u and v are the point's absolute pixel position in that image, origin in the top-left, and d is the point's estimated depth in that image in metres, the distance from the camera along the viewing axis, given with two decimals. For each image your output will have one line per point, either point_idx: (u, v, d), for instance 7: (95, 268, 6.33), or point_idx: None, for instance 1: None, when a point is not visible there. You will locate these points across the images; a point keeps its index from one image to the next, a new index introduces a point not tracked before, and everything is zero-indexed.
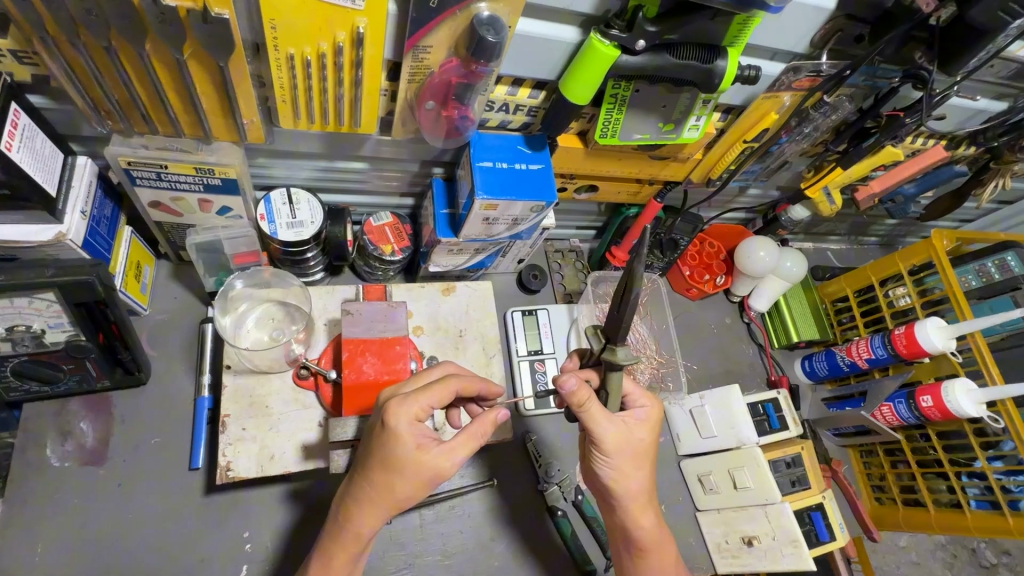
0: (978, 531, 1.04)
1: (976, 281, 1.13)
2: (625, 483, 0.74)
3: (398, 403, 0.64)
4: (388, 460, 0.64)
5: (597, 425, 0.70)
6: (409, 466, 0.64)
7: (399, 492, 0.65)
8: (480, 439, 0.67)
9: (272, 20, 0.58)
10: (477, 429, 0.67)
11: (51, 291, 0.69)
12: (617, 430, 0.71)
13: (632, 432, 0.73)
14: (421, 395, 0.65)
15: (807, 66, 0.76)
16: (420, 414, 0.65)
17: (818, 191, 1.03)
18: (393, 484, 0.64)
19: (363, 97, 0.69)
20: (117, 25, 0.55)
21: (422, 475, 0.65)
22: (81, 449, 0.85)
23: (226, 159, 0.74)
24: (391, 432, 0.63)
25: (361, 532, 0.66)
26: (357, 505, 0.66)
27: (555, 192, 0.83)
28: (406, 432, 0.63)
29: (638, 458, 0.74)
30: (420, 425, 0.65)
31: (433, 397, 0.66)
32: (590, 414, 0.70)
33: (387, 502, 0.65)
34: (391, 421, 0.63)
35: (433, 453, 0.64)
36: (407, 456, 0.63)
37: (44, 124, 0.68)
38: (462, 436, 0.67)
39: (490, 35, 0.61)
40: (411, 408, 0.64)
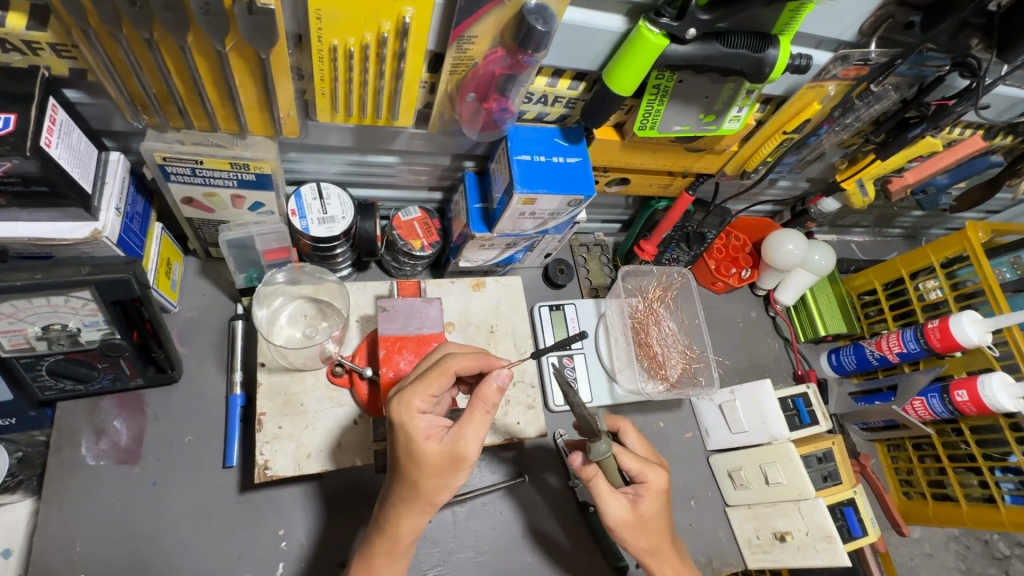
0: (1012, 526, 1.03)
1: (1010, 274, 1.13)
2: (639, 548, 0.75)
3: (399, 398, 0.63)
4: (404, 458, 0.63)
5: (604, 503, 0.72)
6: (427, 459, 0.62)
7: (425, 487, 0.63)
8: (486, 410, 0.63)
9: (317, 11, 0.56)
10: (480, 402, 0.63)
11: (88, 289, 0.68)
12: (626, 510, 0.72)
13: (642, 507, 0.73)
14: (419, 385, 0.64)
15: (855, 55, 0.74)
16: (422, 405, 0.63)
17: (851, 182, 1.04)
18: (416, 479, 0.63)
19: (403, 89, 0.68)
20: (160, 17, 0.54)
21: (440, 464, 0.62)
22: (116, 448, 0.84)
23: (262, 154, 0.73)
24: (400, 431, 0.62)
25: (400, 531, 0.65)
26: (392, 508, 0.65)
27: (592, 185, 0.81)
28: (412, 424, 0.62)
29: (651, 524, 0.73)
30: (425, 415, 0.63)
31: (432, 383, 0.64)
32: (596, 490, 0.72)
33: (419, 498, 0.64)
34: (397, 417, 0.63)
35: (445, 440, 0.62)
36: (420, 451, 0.62)
37: (80, 119, 0.67)
38: (471, 414, 0.63)
39: (539, 24, 0.59)
40: (411, 399, 0.63)
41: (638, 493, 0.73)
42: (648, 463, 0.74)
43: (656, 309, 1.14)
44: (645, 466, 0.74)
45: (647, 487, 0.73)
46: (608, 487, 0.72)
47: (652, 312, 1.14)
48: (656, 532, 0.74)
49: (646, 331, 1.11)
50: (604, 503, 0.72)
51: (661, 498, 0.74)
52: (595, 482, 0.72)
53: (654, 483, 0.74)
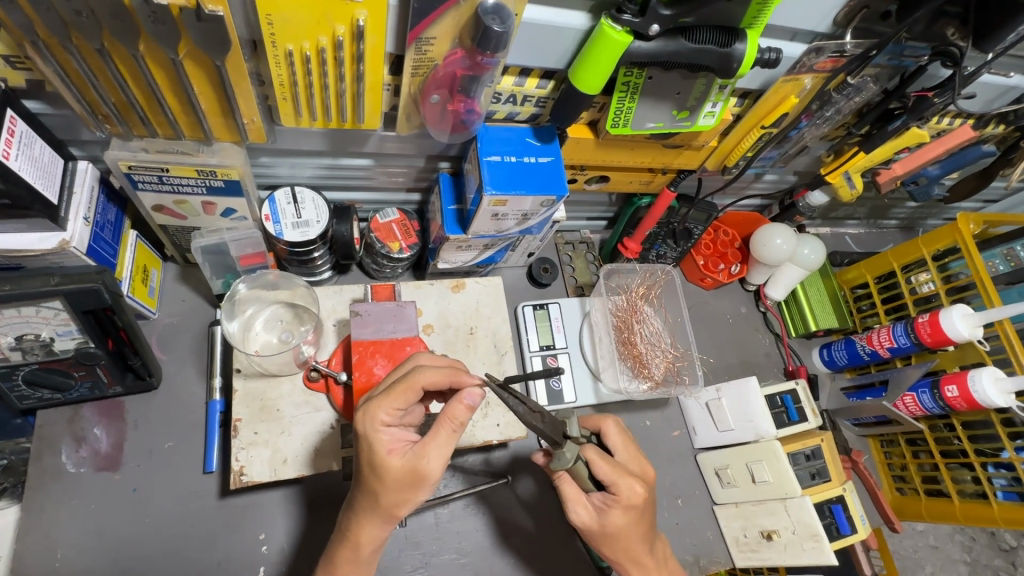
0: (1004, 523, 1.01)
1: (1003, 266, 1.10)
2: (612, 552, 0.74)
3: (364, 410, 0.63)
4: (367, 471, 0.63)
5: (568, 506, 0.72)
6: (388, 472, 0.62)
7: (386, 501, 0.63)
8: (453, 427, 0.62)
9: (268, 16, 0.56)
10: (447, 420, 0.62)
11: (57, 299, 0.68)
12: (592, 516, 0.72)
13: (610, 516, 0.71)
14: (385, 398, 0.63)
15: (829, 46, 0.72)
16: (386, 419, 0.63)
17: (838, 176, 1.00)
18: (378, 493, 0.62)
19: (366, 93, 0.67)
20: (108, 26, 0.53)
21: (403, 479, 0.62)
22: (96, 455, 0.85)
23: (228, 160, 0.72)
24: (362, 443, 0.62)
25: (362, 541, 0.65)
26: (355, 517, 0.65)
27: (565, 184, 0.80)
28: (375, 437, 0.62)
29: (620, 533, 0.71)
30: (391, 429, 0.63)
31: (397, 397, 0.63)
32: (562, 494, 0.73)
33: (381, 511, 0.63)
34: (361, 428, 0.62)
35: (408, 455, 0.62)
36: (382, 465, 0.62)
37: (42, 129, 0.67)
38: (437, 431, 0.62)
39: (495, 24, 0.58)
40: (376, 412, 0.62)
41: (606, 502, 0.71)
42: (621, 474, 0.70)
43: (640, 306, 1.13)
44: (617, 476, 0.70)
45: (616, 499, 0.70)
46: (574, 490, 0.72)
47: (635, 310, 1.13)
48: (626, 542, 0.72)
49: (630, 330, 1.11)
50: (569, 507, 0.72)
51: (634, 511, 0.70)
52: (561, 483, 0.73)
53: (625, 496, 0.70)
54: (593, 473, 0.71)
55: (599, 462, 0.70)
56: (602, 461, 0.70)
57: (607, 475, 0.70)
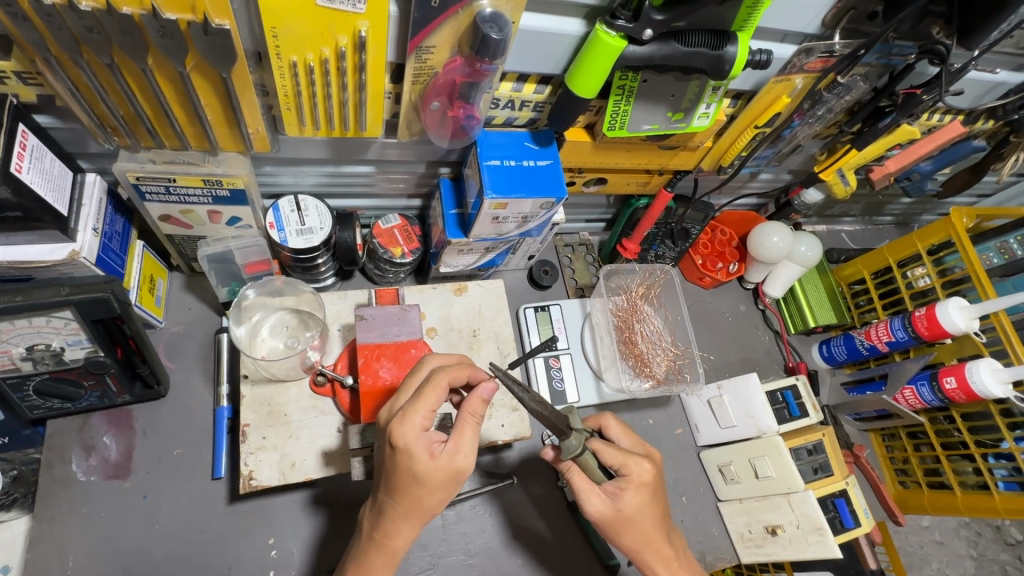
0: (1007, 513, 1.02)
1: (998, 259, 1.11)
2: (630, 543, 0.74)
3: (402, 419, 0.63)
4: (406, 477, 0.62)
5: (583, 500, 0.72)
6: (429, 477, 0.62)
7: (428, 502, 0.64)
8: (475, 421, 0.64)
9: (273, 28, 0.57)
10: (467, 415, 0.64)
11: (67, 309, 0.70)
12: (606, 505, 0.72)
13: (624, 501, 0.72)
14: (419, 402, 0.63)
15: (819, 47, 0.74)
16: (425, 424, 0.63)
17: (831, 174, 1.02)
18: (419, 496, 0.63)
19: (368, 101, 0.69)
20: (118, 42, 0.55)
21: (443, 481, 0.63)
22: (106, 463, 0.86)
23: (233, 170, 0.74)
24: (403, 452, 0.62)
25: (398, 544, 0.66)
26: (391, 523, 0.65)
27: (564, 187, 0.81)
28: (416, 445, 0.62)
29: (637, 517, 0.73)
30: (427, 433, 0.63)
31: (430, 398, 0.64)
32: (574, 487, 0.72)
33: (419, 512, 0.65)
34: (401, 438, 0.62)
35: (450, 457, 0.63)
36: (424, 470, 0.62)
37: (52, 143, 0.68)
38: (469, 430, 0.65)
39: (494, 32, 0.59)
40: (417, 419, 0.62)
41: (620, 487, 0.72)
42: (630, 455, 0.73)
43: (641, 306, 1.15)
44: (625, 459, 0.73)
45: (629, 481, 0.72)
46: (587, 484, 0.72)
47: (635, 309, 1.14)
48: (641, 528, 0.73)
49: (631, 329, 1.12)
50: (583, 500, 0.72)
51: (647, 491, 0.73)
52: (571, 476, 0.73)
53: (636, 474, 0.72)
54: (604, 460, 0.73)
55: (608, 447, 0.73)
56: (609, 447, 0.73)
57: (613, 459, 0.73)
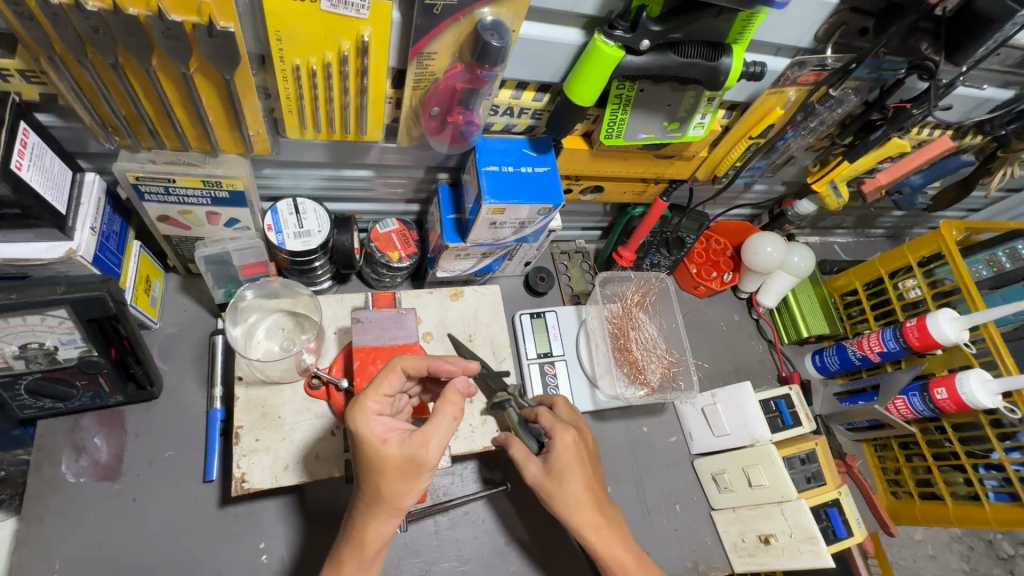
0: (998, 524, 1.02)
1: (987, 271, 1.11)
2: (565, 505, 0.76)
3: (354, 405, 0.65)
4: (365, 464, 0.64)
5: (521, 465, 0.80)
6: (385, 463, 0.63)
7: (389, 493, 0.63)
8: (450, 416, 0.66)
9: (277, 32, 0.58)
10: (444, 408, 0.66)
11: (63, 308, 0.69)
12: (538, 470, 0.78)
13: (554, 465, 0.77)
14: (374, 390, 0.66)
15: (812, 60, 0.76)
16: (379, 411, 0.66)
17: (824, 185, 1.04)
18: (379, 485, 0.63)
19: (369, 105, 0.69)
20: (123, 42, 0.55)
21: (402, 468, 0.63)
22: (96, 465, 0.85)
23: (233, 171, 0.74)
24: (357, 437, 0.64)
25: (368, 538, 0.65)
26: (359, 515, 0.65)
27: (561, 193, 0.82)
28: (370, 428, 0.64)
29: (570, 475, 0.77)
30: (382, 418, 0.66)
31: (383, 385, 0.67)
32: (513, 454, 0.81)
33: (385, 504, 0.64)
34: (354, 422, 0.64)
35: (404, 442, 0.64)
36: (378, 455, 0.63)
37: (53, 142, 0.69)
38: (431, 416, 0.65)
39: (494, 40, 0.61)
40: (368, 405, 0.65)
41: (552, 450, 0.78)
42: (557, 422, 0.80)
43: (636, 313, 1.15)
44: (554, 422, 0.80)
45: (558, 441, 0.79)
46: (523, 449, 0.80)
47: (630, 316, 1.15)
48: (571, 494, 0.76)
49: (626, 336, 1.12)
50: (520, 465, 0.79)
51: (577, 452, 0.78)
52: (509, 444, 0.82)
53: (559, 441, 0.78)
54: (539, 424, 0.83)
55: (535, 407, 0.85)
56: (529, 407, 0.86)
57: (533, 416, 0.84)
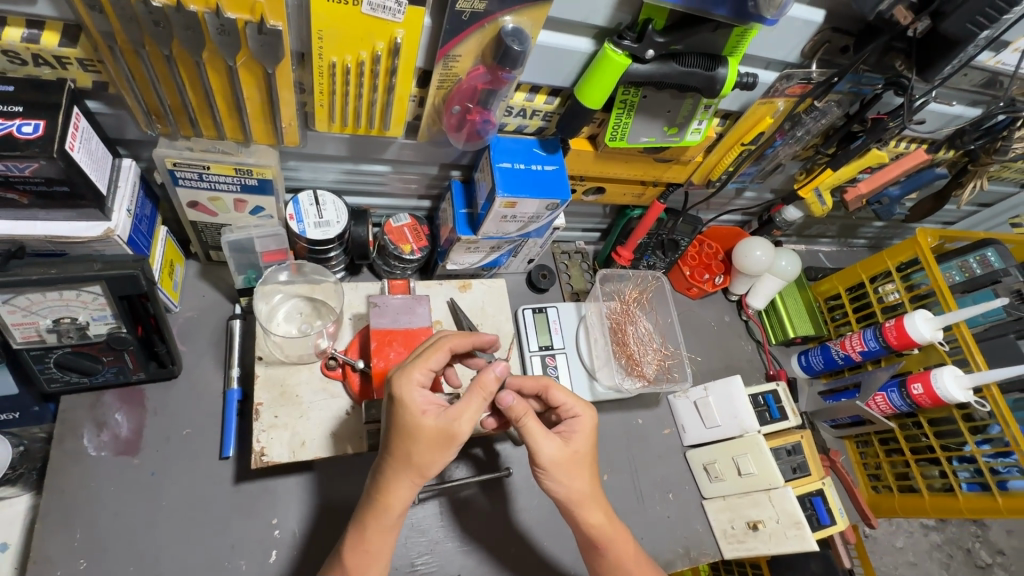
0: (970, 512, 1.09)
1: (959, 276, 1.20)
2: (574, 491, 0.78)
3: (400, 373, 0.69)
4: (401, 430, 0.68)
5: (538, 442, 0.76)
6: (421, 432, 0.67)
7: (419, 461, 0.68)
8: (483, 397, 0.70)
9: (319, 32, 0.64)
10: (478, 390, 0.70)
11: (99, 283, 0.74)
12: (559, 448, 0.77)
13: (575, 443, 0.79)
14: (417, 363, 0.70)
15: (799, 74, 0.84)
16: (420, 383, 0.70)
17: (810, 191, 1.12)
18: (411, 453, 0.68)
19: (395, 101, 0.75)
20: (180, 36, 0.61)
21: (436, 439, 0.67)
22: (116, 440, 0.88)
23: (263, 160, 0.79)
24: (400, 404, 0.68)
25: (392, 503, 0.69)
26: (384, 478, 0.69)
27: (568, 191, 0.88)
28: (413, 397, 0.68)
29: (585, 461, 0.79)
30: (423, 390, 0.70)
31: (429, 359, 0.71)
32: (528, 431, 0.76)
33: (412, 470, 0.68)
34: (398, 389, 0.68)
35: (441, 415, 0.68)
36: (416, 424, 0.67)
37: (98, 127, 0.73)
38: (466, 397, 0.70)
39: (515, 45, 0.67)
40: (415, 375, 0.69)
41: (569, 431, 0.80)
42: (580, 402, 0.81)
43: (633, 310, 1.21)
44: (576, 402, 0.81)
45: (578, 422, 0.80)
46: (540, 427, 0.77)
47: (628, 313, 1.20)
48: (586, 472, 0.79)
49: (624, 331, 1.18)
50: (539, 443, 0.76)
51: (592, 436, 0.81)
52: (526, 422, 0.76)
53: (583, 419, 0.80)
54: (554, 399, 0.81)
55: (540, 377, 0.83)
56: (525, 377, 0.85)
57: (537, 388, 0.82)
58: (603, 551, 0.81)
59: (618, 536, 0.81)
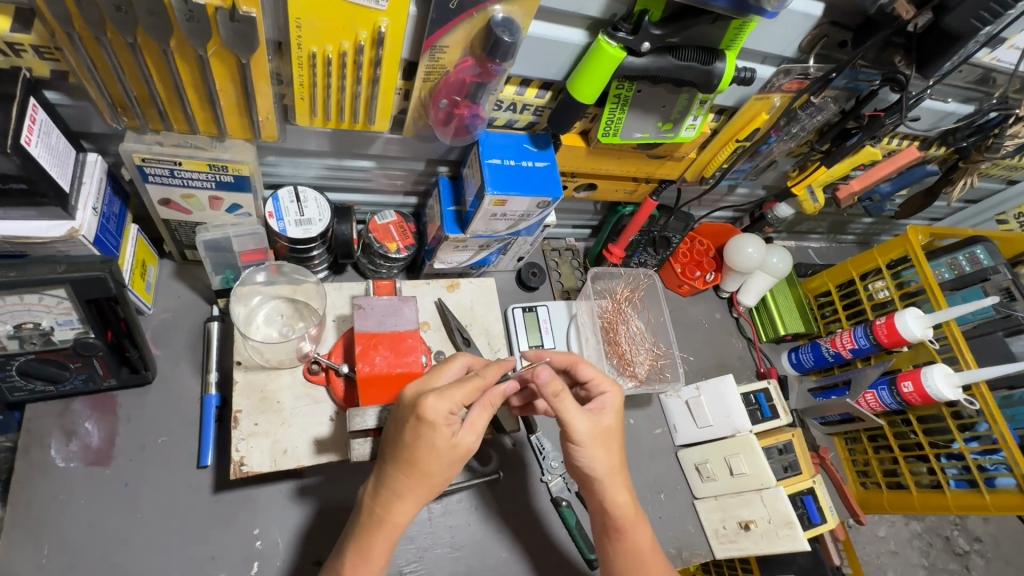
0: (957, 509, 1.09)
1: (948, 274, 1.19)
2: (602, 465, 0.75)
3: (434, 395, 0.64)
4: (426, 451, 0.64)
5: (568, 416, 0.73)
6: (445, 453, 0.65)
7: (438, 478, 0.66)
8: (492, 411, 0.68)
9: (297, 20, 0.60)
10: (487, 405, 0.68)
11: (63, 287, 0.69)
12: (593, 422, 0.75)
13: (606, 418, 0.77)
14: (454, 388, 0.65)
15: (796, 69, 0.82)
16: (454, 407, 0.65)
17: (802, 189, 1.10)
18: (431, 473, 0.65)
19: (379, 94, 0.71)
20: (145, 23, 0.56)
21: (456, 459, 0.66)
22: (86, 450, 0.84)
23: (239, 156, 0.75)
24: (430, 425, 0.63)
25: (401, 519, 0.66)
26: (393, 496, 0.66)
27: (560, 188, 0.86)
28: (443, 421, 0.64)
29: (614, 435, 0.77)
30: (454, 414, 0.66)
31: (468, 385, 0.66)
32: (559, 405, 0.73)
33: (425, 489, 0.66)
34: (433, 413, 0.64)
35: (468, 437, 0.66)
36: (446, 446, 0.64)
37: (59, 120, 0.69)
38: (476, 411, 0.68)
39: (506, 36, 0.64)
40: (449, 397, 0.64)
41: (600, 406, 0.77)
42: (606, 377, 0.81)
43: (624, 309, 1.19)
44: (603, 379, 0.81)
45: (608, 398, 0.78)
46: (571, 402, 0.73)
47: (620, 312, 1.19)
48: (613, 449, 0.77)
49: (615, 330, 1.16)
50: (573, 417, 0.73)
51: (620, 411, 0.79)
52: (559, 398, 0.73)
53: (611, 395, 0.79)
54: (583, 373, 0.82)
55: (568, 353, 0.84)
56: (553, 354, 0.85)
57: (567, 362, 0.83)
58: (623, 535, 0.78)
59: (640, 520, 0.79)
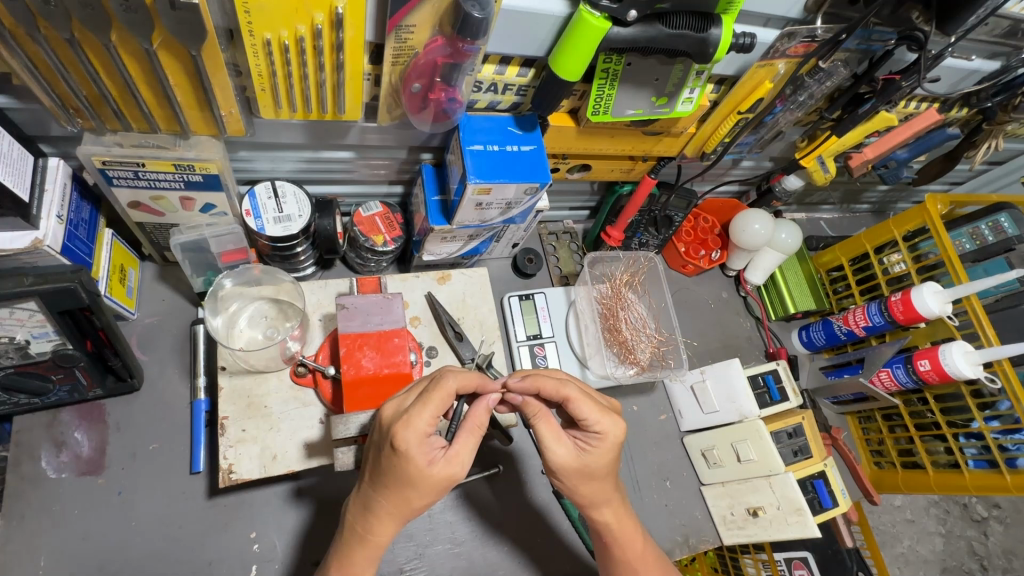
0: (976, 489, 1.05)
1: (969, 245, 1.12)
2: (581, 494, 0.73)
3: (404, 424, 0.61)
4: (404, 479, 0.62)
5: (547, 446, 0.69)
6: (425, 481, 0.62)
7: (417, 503, 0.64)
8: (480, 433, 0.65)
9: (244, 3, 0.55)
10: (473, 426, 0.65)
11: (32, 300, 0.66)
12: (571, 455, 0.70)
13: (590, 457, 0.71)
14: (424, 408, 0.62)
15: (801, 32, 0.75)
16: (429, 430, 0.62)
17: (812, 160, 1.04)
18: (410, 498, 0.63)
19: (346, 81, 0.66)
20: (78, 16, 0.52)
21: (437, 485, 0.63)
22: (77, 460, 0.83)
23: (206, 153, 0.71)
24: (403, 455, 0.61)
25: (381, 539, 0.66)
26: (373, 517, 0.65)
27: (548, 172, 0.80)
28: (416, 451, 0.61)
29: (596, 474, 0.72)
30: (428, 439, 0.62)
31: (435, 405, 0.62)
32: (539, 435, 0.70)
33: (403, 512, 0.65)
34: (406, 443, 0.60)
35: (447, 465, 0.63)
36: (421, 474, 0.62)
37: (10, 125, 0.65)
38: (461, 435, 0.65)
39: (476, 11, 0.58)
40: (420, 423, 0.61)
41: (590, 442, 0.72)
42: (607, 412, 0.71)
43: (625, 293, 1.15)
44: (602, 415, 0.71)
45: (602, 440, 0.71)
46: (551, 431, 0.70)
47: (620, 296, 1.15)
48: (601, 482, 0.73)
49: (616, 316, 1.12)
50: (549, 449, 0.69)
51: (615, 449, 0.72)
52: (538, 424, 0.69)
53: (610, 433, 0.71)
54: (577, 413, 0.71)
55: (563, 384, 0.71)
56: (547, 375, 0.72)
57: (558, 398, 0.71)
58: (612, 548, 0.79)
59: (624, 533, 0.78)
